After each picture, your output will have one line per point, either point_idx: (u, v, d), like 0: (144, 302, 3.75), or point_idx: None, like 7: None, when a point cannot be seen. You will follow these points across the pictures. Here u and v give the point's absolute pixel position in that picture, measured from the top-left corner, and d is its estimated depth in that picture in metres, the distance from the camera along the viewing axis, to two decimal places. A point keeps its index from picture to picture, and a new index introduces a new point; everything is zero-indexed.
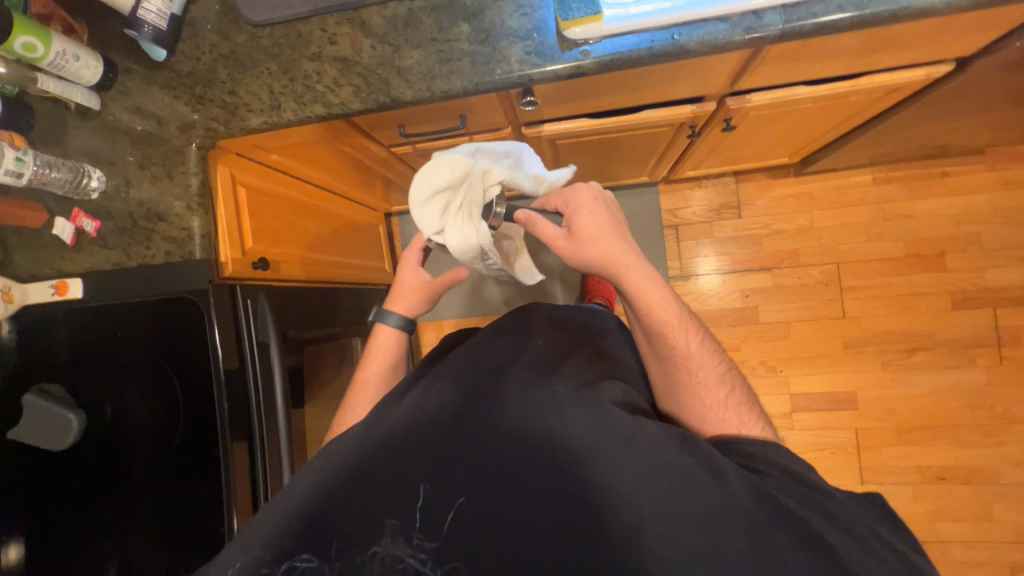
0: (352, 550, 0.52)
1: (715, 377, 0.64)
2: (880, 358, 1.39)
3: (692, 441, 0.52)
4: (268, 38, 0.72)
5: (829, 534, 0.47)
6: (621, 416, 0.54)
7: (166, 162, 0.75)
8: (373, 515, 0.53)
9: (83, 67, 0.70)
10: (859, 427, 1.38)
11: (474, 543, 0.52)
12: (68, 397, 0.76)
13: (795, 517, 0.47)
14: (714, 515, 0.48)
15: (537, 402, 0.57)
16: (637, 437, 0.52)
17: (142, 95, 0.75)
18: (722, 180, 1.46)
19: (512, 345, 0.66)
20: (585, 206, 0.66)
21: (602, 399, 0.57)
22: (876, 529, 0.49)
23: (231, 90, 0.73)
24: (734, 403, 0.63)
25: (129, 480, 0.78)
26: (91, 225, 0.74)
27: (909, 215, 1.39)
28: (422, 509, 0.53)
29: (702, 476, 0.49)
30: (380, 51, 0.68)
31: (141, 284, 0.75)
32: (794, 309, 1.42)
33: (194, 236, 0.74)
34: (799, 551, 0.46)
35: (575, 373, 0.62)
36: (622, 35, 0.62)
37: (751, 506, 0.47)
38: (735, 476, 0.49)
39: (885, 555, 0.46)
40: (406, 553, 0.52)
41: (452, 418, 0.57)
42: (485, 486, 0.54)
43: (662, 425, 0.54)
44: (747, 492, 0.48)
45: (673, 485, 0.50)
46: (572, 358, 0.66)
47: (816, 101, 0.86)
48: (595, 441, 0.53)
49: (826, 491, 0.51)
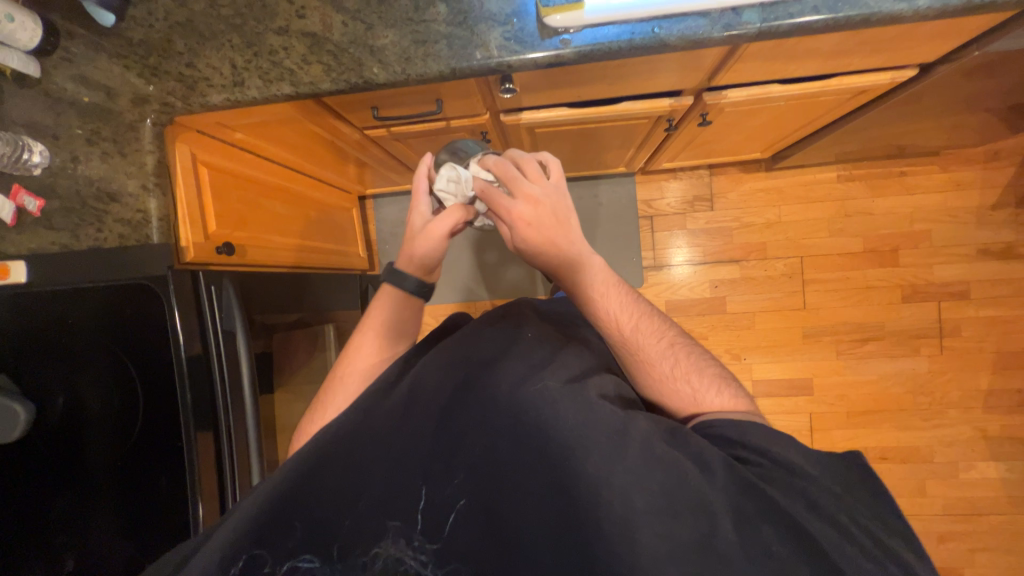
0: (348, 556, 0.47)
1: (660, 352, 0.62)
2: (835, 347, 1.47)
3: (682, 434, 0.50)
4: (229, 7, 0.67)
5: (817, 526, 0.45)
6: (611, 408, 0.52)
7: (117, 137, 0.70)
8: (371, 516, 0.49)
9: (18, 29, 0.63)
10: (813, 412, 1.47)
11: (475, 545, 0.48)
12: (15, 387, 0.72)
13: (781, 506, 0.45)
14: (708, 508, 0.45)
15: (527, 394, 0.52)
16: (626, 426, 0.50)
17: (88, 63, 0.70)
18: (696, 172, 1.49)
19: (500, 334, 0.63)
20: (519, 214, 0.56)
21: (591, 393, 0.54)
22: (854, 513, 0.47)
23: (189, 62, 0.68)
24: (683, 371, 0.61)
25: (87, 470, 0.76)
26: (33, 204, 0.70)
27: (868, 212, 1.46)
28: (423, 512, 0.49)
29: (691, 468, 0.47)
30: (352, 29, 0.65)
31: (87, 270, 0.70)
32: (760, 301, 1.48)
33: (150, 220, 0.70)
34: (784, 540, 0.44)
35: (566, 368, 0.58)
36: (603, 25, 0.61)
37: (738, 495, 0.46)
38: (723, 470, 0.47)
39: (868, 545, 0.45)
40: (406, 555, 0.47)
41: (447, 411, 0.54)
42: (484, 484, 0.50)
43: (651, 419, 0.52)
44: (733, 484, 0.46)
45: (670, 472, 0.47)
46: (565, 348, 0.63)
47: (788, 100, 0.88)
48: (588, 431, 0.49)
49: (833, 490, 0.48)
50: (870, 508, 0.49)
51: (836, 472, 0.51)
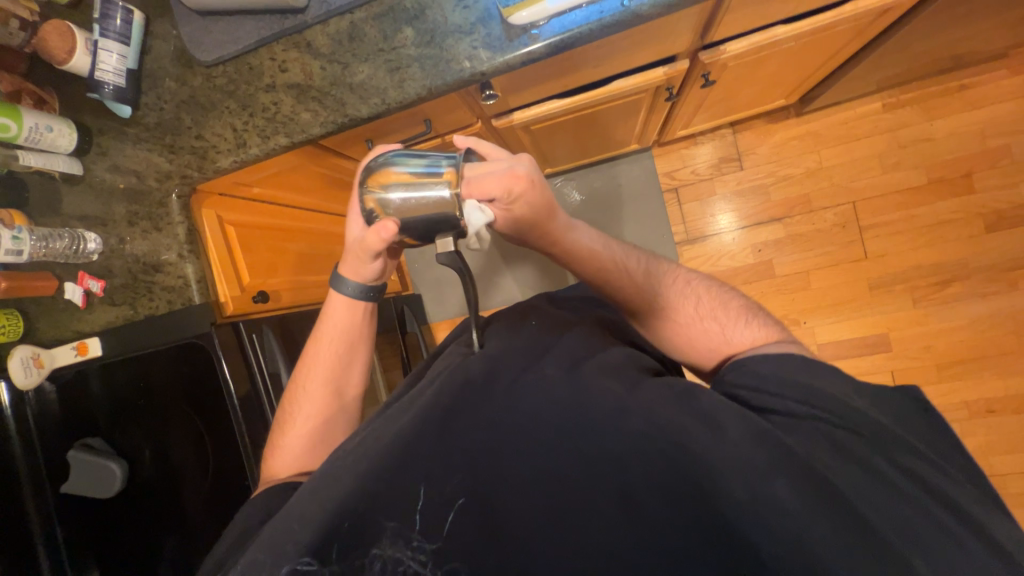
0: (349, 556, 0.43)
1: (678, 294, 0.59)
2: (910, 295, 1.31)
3: (690, 394, 0.47)
4: (222, 76, 0.72)
5: (850, 476, 0.42)
6: (614, 380, 0.49)
7: (151, 216, 0.78)
8: (370, 514, 0.44)
9: (57, 136, 0.72)
10: (895, 369, 1.32)
11: (478, 541, 0.43)
12: (108, 448, 0.80)
13: (796, 454, 0.42)
14: (716, 466, 0.42)
15: (529, 379, 0.49)
16: (625, 399, 0.47)
17: (118, 153, 0.78)
18: (718, 133, 1.39)
19: (505, 328, 0.57)
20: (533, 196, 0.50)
21: (594, 369, 0.50)
22: (896, 450, 0.44)
23: (198, 134, 0.74)
24: (706, 309, 0.58)
25: (179, 514, 0.81)
26: (97, 286, 0.79)
27: (927, 138, 1.30)
28: (423, 510, 0.44)
29: (697, 428, 0.44)
30: (330, 71, 0.67)
31: (151, 336, 0.79)
32: (812, 257, 1.36)
33: (190, 283, 0.78)
34: (801, 492, 0.40)
35: (570, 350, 0.53)
36: (569, 11, 0.59)
37: (750, 449, 0.43)
38: (733, 425, 0.44)
39: (905, 486, 0.42)
40: (406, 557, 0.43)
41: (456, 406, 0.48)
42: (488, 476, 0.45)
43: (663, 384, 0.49)
44: (747, 438, 0.43)
45: (670, 436, 0.44)
46: (572, 332, 0.56)
47: (799, 39, 0.79)
48: (589, 406, 0.47)
49: (874, 423, 0.45)
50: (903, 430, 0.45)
51: (866, 397, 0.47)
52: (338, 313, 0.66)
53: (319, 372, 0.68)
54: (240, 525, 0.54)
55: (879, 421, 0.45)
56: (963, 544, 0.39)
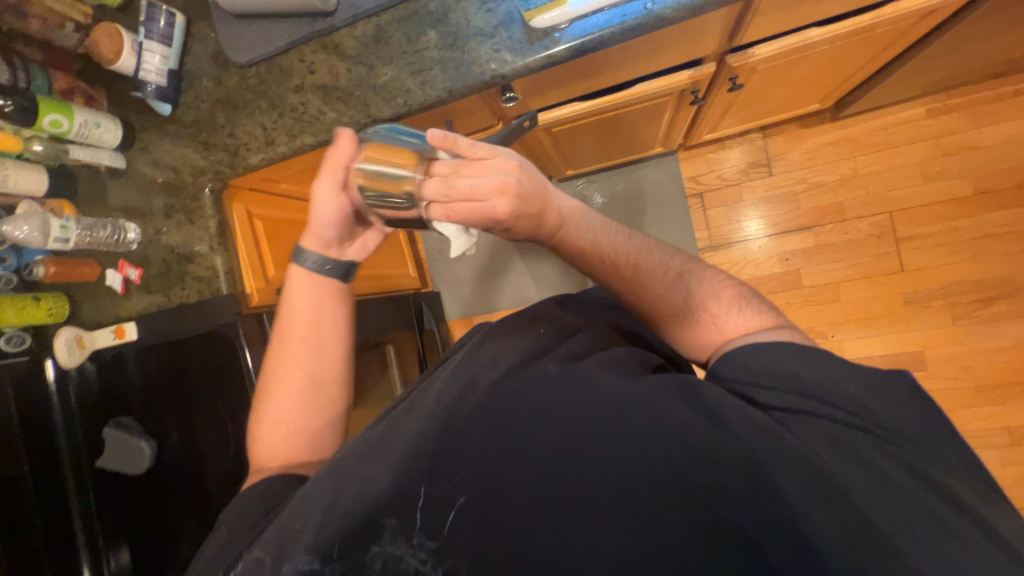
0: (348, 554, 0.43)
1: (674, 282, 0.55)
2: (949, 312, 1.24)
3: (692, 388, 0.47)
4: (254, 76, 0.75)
5: (854, 473, 0.41)
6: (615, 378, 0.49)
7: (186, 208, 0.82)
8: (370, 512, 0.45)
9: (104, 132, 0.77)
10: (930, 390, 1.25)
11: (478, 539, 0.44)
12: (139, 428, 0.85)
13: (792, 449, 0.42)
14: (715, 460, 0.43)
15: (529, 377, 0.50)
16: (624, 393, 0.47)
17: (158, 148, 0.82)
18: (747, 137, 1.35)
19: (512, 329, 0.57)
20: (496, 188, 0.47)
21: (596, 367, 0.50)
22: (901, 445, 0.42)
23: (231, 132, 0.77)
24: (706, 298, 0.54)
25: (203, 494, 0.84)
26: (135, 273, 0.84)
27: (974, 146, 1.23)
28: (424, 507, 0.45)
29: (697, 421, 0.45)
30: (356, 73, 0.69)
31: (184, 323, 0.83)
32: (843, 269, 1.30)
33: (219, 274, 0.82)
34: (801, 488, 0.40)
35: (574, 352, 0.53)
36: (591, 15, 0.59)
37: (748, 444, 0.42)
38: (733, 420, 0.44)
39: (908, 482, 0.40)
40: (406, 554, 0.43)
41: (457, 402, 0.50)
42: (487, 474, 0.46)
43: (662, 378, 0.49)
44: (745, 435, 0.43)
45: (670, 430, 0.45)
46: (580, 334, 0.57)
47: (834, 42, 0.77)
48: (589, 404, 0.47)
49: (880, 417, 0.43)
50: (906, 422, 0.43)
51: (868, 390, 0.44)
52: (309, 305, 0.66)
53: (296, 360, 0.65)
54: (253, 509, 0.56)
55: (880, 416, 0.43)
56: (963, 537, 0.39)
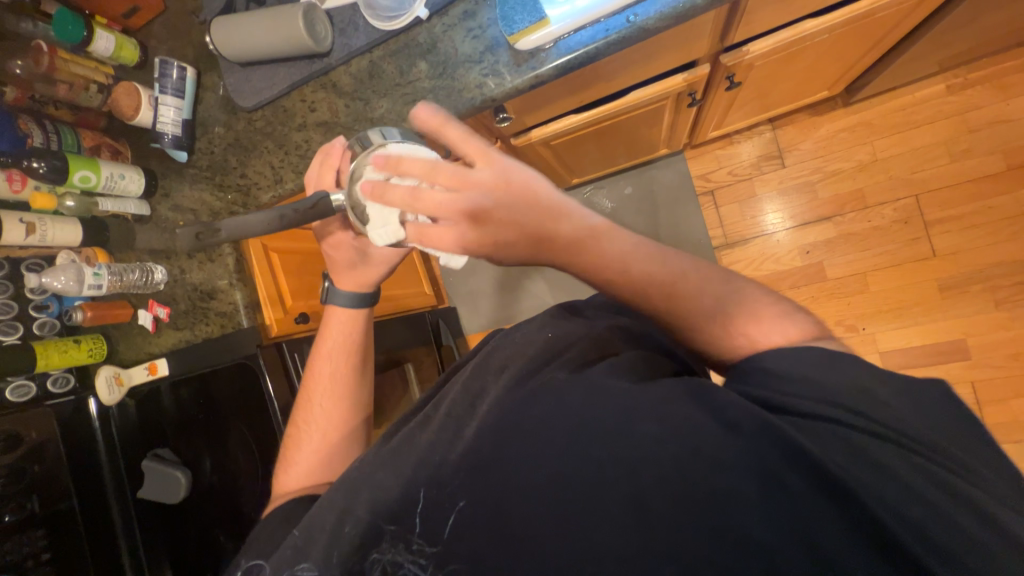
0: (351, 561, 0.46)
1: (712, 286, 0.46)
2: (991, 296, 1.17)
3: (704, 390, 0.41)
4: (260, 119, 0.79)
5: (879, 483, 0.36)
6: (621, 384, 0.44)
7: (205, 247, 0.87)
8: (371, 519, 0.47)
9: (129, 182, 0.82)
10: (976, 380, 1.17)
11: (476, 549, 0.43)
12: (177, 457, 0.88)
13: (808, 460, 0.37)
14: (723, 468, 0.38)
15: (533, 389, 0.48)
16: (632, 401, 0.42)
17: (178, 193, 0.87)
18: (756, 130, 1.32)
19: (523, 336, 0.59)
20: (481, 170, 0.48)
21: (603, 375, 0.46)
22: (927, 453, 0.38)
23: (242, 173, 0.81)
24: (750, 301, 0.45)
25: (236, 518, 0.88)
26: (163, 312, 0.88)
27: (1003, 120, 1.17)
28: (423, 515, 0.45)
29: (710, 429, 0.39)
30: (353, 108, 0.72)
31: (209, 356, 0.87)
32: (869, 258, 1.24)
33: (239, 308, 0.85)
34: (811, 499, 0.36)
35: (577, 361, 0.51)
36: (575, 32, 0.59)
37: (760, 451, 0.38)
38: (749, 426, 0.38)
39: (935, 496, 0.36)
40: (406, 560, 0.45)
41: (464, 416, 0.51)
42: (485, 486, 0.44)
43: (672, 381, 0.44)
44: (758, 443, 0.38)
45: (678, 439, 0.40)
46: (589, 337, 0.54)
47: (833, 31, 0.75)
48: (591, 416, 0.43)
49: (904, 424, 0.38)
50: (930, 429, 0.39)
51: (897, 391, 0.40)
52: (338, 332, 0.70)
53: (325, 389, 0.69)
54: None
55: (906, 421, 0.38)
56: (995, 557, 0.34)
